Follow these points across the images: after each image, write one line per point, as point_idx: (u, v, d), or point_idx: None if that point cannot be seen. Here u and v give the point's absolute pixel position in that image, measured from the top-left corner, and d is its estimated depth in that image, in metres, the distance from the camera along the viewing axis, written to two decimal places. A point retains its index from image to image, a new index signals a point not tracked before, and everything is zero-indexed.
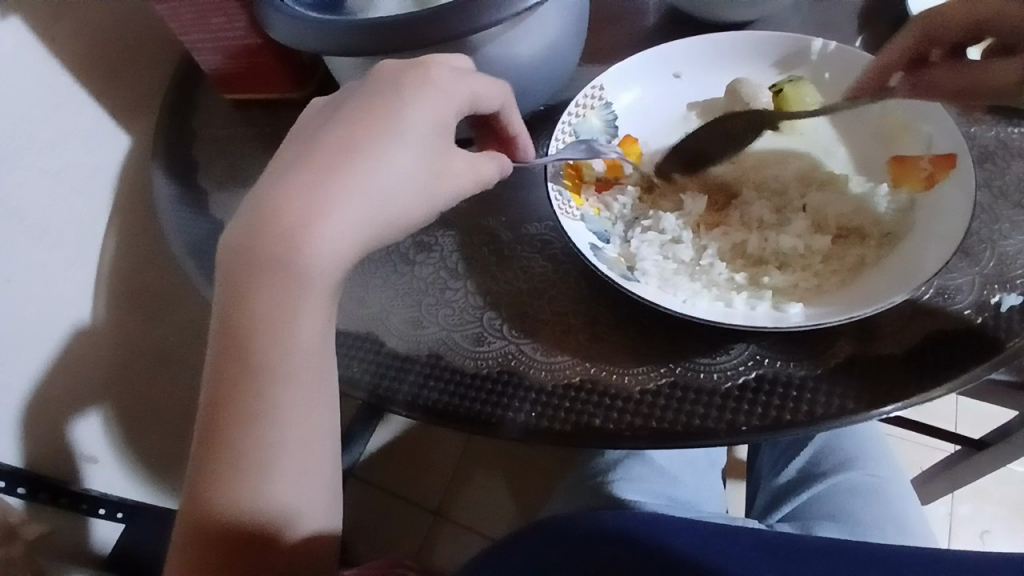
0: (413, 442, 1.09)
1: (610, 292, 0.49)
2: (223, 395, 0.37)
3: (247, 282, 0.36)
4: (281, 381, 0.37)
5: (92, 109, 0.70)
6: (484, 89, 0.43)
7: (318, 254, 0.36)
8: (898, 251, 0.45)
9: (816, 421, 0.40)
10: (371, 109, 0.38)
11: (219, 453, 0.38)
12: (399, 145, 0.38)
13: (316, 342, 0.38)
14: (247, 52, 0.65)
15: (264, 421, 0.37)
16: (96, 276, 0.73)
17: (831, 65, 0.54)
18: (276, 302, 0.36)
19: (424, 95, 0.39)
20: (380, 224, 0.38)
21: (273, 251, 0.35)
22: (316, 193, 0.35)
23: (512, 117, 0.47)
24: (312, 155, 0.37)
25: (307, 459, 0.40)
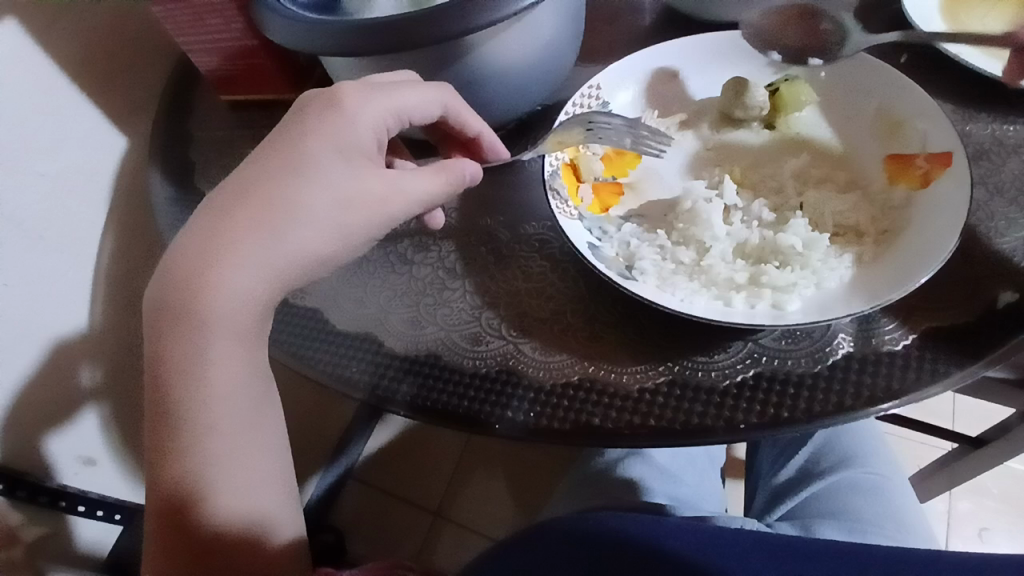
0: (412, 443, 1.09)
1: (608, 291, 0.49)
2: (156, 423, 0.40)
3: (162, 330, 0.40)
4: (198, 404, 0.39)
5: (89, 110, 0.70)
6: (411, 100, 0.47)
7: (218, 292, 0.39)
8: (895, 249, 0.45)
9: (815, 419, 0.40)
10: (284, 152, 0.42)
11: (163, 461, 0.40)
12: (304, 183, 0.41)
13: (237, 371, 0.41)
14: (244, 52, 0.65)
15: (194, 440, 0.40)
16: (93, 278, 0.73)
17: (826, 64, 0.55)
18: (181, 343, 0.39)
19: (336, 126, 0.43)
20: (279, 260, 0.40)
21: (177, 297, 0.39)
22: (240, 242, 0.39)
23: (462, 115, 0.51)
24: (231, 209, 0.40)
25: (263, 454, 0.43)
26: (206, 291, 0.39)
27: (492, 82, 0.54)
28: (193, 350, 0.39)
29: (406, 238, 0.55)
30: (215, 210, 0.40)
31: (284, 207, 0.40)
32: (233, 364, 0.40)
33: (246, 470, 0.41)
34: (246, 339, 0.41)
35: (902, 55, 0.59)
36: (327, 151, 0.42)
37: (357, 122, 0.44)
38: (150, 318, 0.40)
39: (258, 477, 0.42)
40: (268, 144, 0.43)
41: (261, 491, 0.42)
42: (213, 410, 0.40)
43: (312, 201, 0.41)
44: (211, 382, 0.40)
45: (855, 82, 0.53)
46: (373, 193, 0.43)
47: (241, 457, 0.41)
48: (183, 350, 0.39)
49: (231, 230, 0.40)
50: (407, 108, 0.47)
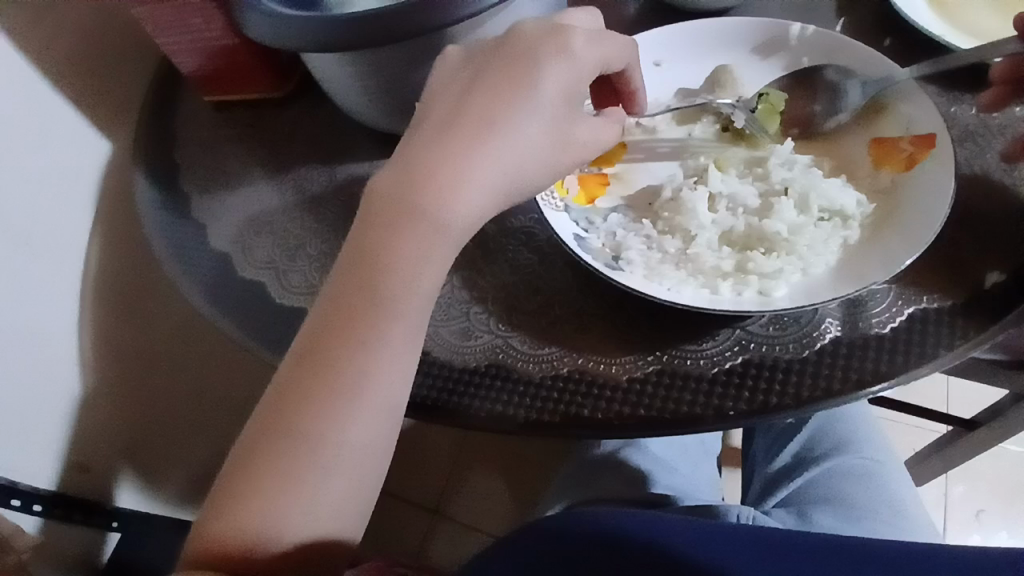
0: (407, 441, 1.09)
1: (594, 282, 0.49)
2: (306, 390, 0.39)
3: (390, 242, 0.40)
4: (371, 376, 0.40)
5: (72, 114, 0.69)
6: (613, 48, 0.45)
7: (454, 212, 0.41)
8: (881, 232, 0.45)
9: (803, 404, 0.41)
10: (503, 96, 0.42)
11: (299, 425, 0.39)
12: (508, 151, 0.42)
13: (412, 338, 0.41)
14: (226, 52, 0.64)
15: (339, 419, 0.39)
16: (79, 284, 0.72)
17: (812, 49, 0.54)
18: (394, 294, 0.40)
19: (558, 65, 0.42)
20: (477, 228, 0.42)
21: (421, 208, 0.40)
22: (464, 204, 0.41)
23: (635, 70, 0.48)
24: (418, 174, 0.41)
25: (389, 443, 0.42)
26: (450, 210, 0.41)
27: None
28: (409, 271, 0.40)
29: None
30: (455, 133, 0.41)
31: (485, 172, 0.41)
32: (415, 329, 0.41)
33: (381, 434, 0.40)
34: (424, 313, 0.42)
35: (886, 39, 0.59)
36: (535, 124, 0.42)
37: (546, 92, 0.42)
38: (382, 226, 0.40)
39: (377, 453, 0.41)
40: (479, 97, 0.42)
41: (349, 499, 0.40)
42: (366, 389, 0.40)
43: (505, 172, 0.42)
44: (419, 310, 0.41)
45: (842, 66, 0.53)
46: (554, 168, 0.44)
47: (380, 416, 0.40)
48: (391, 267, 0.40)
49: (443, 161, 0.40)
50: (610, 55, 0.45)
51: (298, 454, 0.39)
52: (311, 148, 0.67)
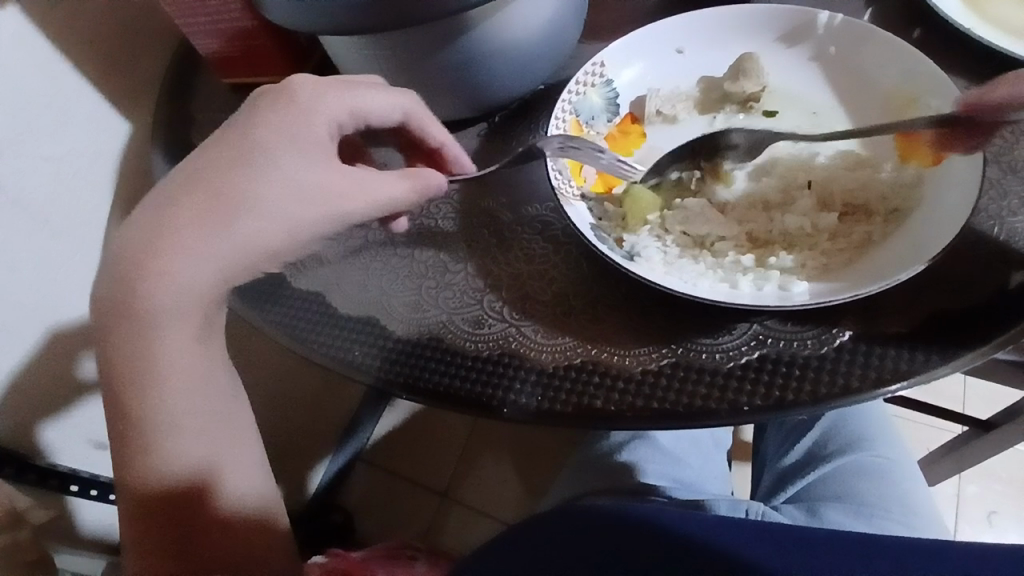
0: (418, 427, 1.10)
1: (610, 273, 0.48)
2: (116, 410, 0.44)
3: (121, 326, 0.43)
4: (154, 390, 0.43)
5: (92, 95, 0.69)
6: (368, 101, 0.47)
7: (171, 285, 0.42)
8: (906, 228, 0.44)
9: (820, 401, 0.40)
10: (229, 160, 0.43)
11: (124, 439, 0.45)
12: (288, 155, 0.43)
13: (195, 361, 0.45)
14: (245, 34, 0.64)
15: (148, 426, 0.44)
16: (97, 264, 0.73)
17: (838, 38, 0.53)
18: (147, 327, 0.43)
19: (294, 121, 0.44)
20: (226, 254, 0.42)
21: (137, 298, 0.42)
22: (187, 238, 0.42)
23: (424, 123, 0.50)
24: (183, 205, 0.42)
25: (205, 422, 0.46)
26: (159, 286, 0.42)
27: (494, 61, 0.53)
28: (149, 339, 0.43)
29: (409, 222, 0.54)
30: (164, 203, 0.43)
31: (234, 198, 0.42)
32: (179, 349, 0.44)
33: (200, 432, 0.45)
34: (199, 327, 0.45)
35: (914, 29, 0.58)
36: (280, 141, 0.43)
37: (308, 116, 0.44)
38: (105, 312, 0.43)
39: (217, 437, 0.46)
40: (216, 136, 0.45)
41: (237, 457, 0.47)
42: (160, 402, 0.44)
43: (264, 192, 0.42)
44: (171, 362, 0.44)
45: (868, 57, 0.52)
46: (316, 187, 0.43)
47: (192, 424, 0.45)
48: (139, 342, 0.43)
49: (177, 221, 0.42)
50: (371, 112, 0.47)
51: (136, 467, 0.44)
52: None
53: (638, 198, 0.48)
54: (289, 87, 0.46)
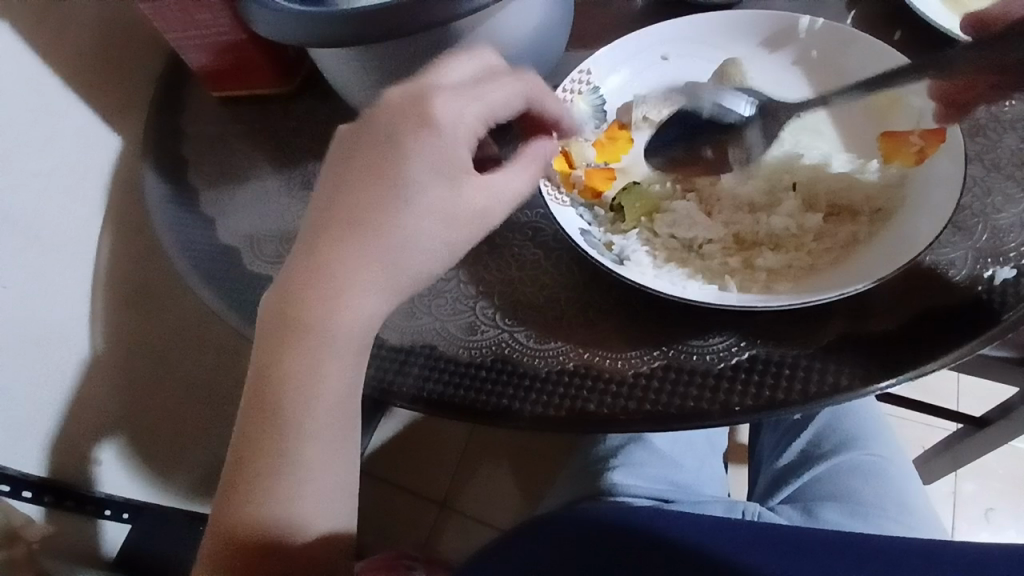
0: (414, 435, 1.10)
1: (601, 277, 0.48)
2: (251, 462, 0.41)
3: (277, 353, 0.40)
4: (305, 411, 0.41)
5: (81, 110, 0.70)
6: (495, 95, 0.44)
7: (336, 315, 0.41)
8: (890, 227, 0.45)
9: (810, 400, 0.40)
10: (377, 182, 0.41)
11: (244, 470, 0.41)
12: (439, 182, 0.41)
13: (343, 387, 0.41)
14: (234, 48, 0.64)
15: (284, 473, 0.40)
16: (91, 281, 0.73)
17: (820, 41, 0.54)
18: (303, 357, 0.40)
19: (432, 141, 0.41)
20: (391, 281, 0.41)
21: (309, 323, 0.40)
22: (352, 266, 0.40)
23: (546, 103, 0.47)
24: (317, 242, 0.41)
25: (348, 455, 0.43)
26: (338, 313, 0.40)
27: None
28: (314, 365, 0.40)
29: None
30: (334, 230, 0.41)
31: (400, 233, 0.41)
32: (337, 374, 0.41)
33: (327, 460, 0.41)
34: (354, 358, 0.42)
35: (895, 31, 0.59)
36: (424, 162, 0.41)
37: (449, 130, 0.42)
38: (271, 336, 0.41)
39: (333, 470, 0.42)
40: (364, 159, 0.42)
41: (334, 496, 0.42)
42: (308, 442, 0.41)
43: (421, 224, 0.41)
44: (313, 391, 0.41)
45: (850, 59, 0.53)
46: (476, 207, 0.42)
47: (322, 453, 0.41)
48: (304, 367, 0.40)
49: (330, 251, 0.41)
50: (496, 104, 0.44)
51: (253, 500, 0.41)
52: (318, 143, 0.67)
53: (631, 207, 0.49)
54: (423, 99, 0.42)
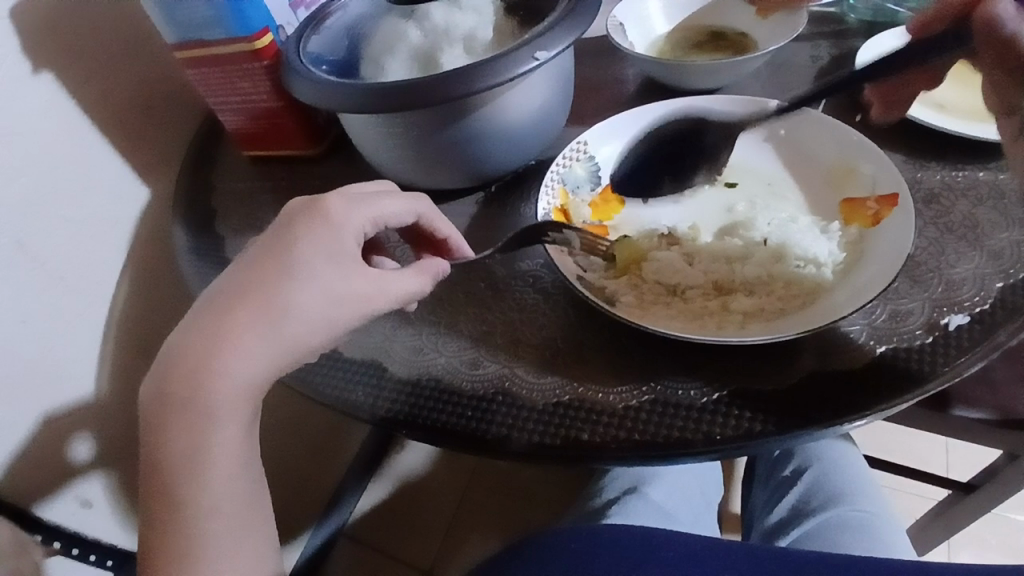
0: (405, 499, 1.15)
1: (594, 318, 0.53)
2: (156, 533, 0.44)
3: (167, 422, 0.43)
4: (200, 478, 0.43)
5: (118, 162, 0.77)
6: (385, 209, 0.51)
7: (223, 383, 0.44)
8: (851, 277, 0.50)
9: (787, 430, 0.44)
10: (264, 265, 0.45)
11: (159, 529, 0.44)
12: (322, 268, 0.46)
13: (234, 452, 0.44)
14: (270, 112, 0.73)
15: (187, 545, 0.43)
16: (105, 319, 0.76)
17: (785, 122, 0.62)
18: (190, 428, 0.43)
19: (322, 234, 0.47)
20: (277, 351, 0.44)
21: (194, 392, 0.43)
22: (241, 339, 0.44)
23: (434, 222, 0.55)
24: (204, 320, 0.45)
25: (245, 524, 0.45)
26: (222, 382, 0.43)
27: (489, 138, 0.61)
28: (204, 432, 0.43)
29: None
30: (222, 309, 0.44)
31: (276, 306, 0.44)
32: (231, 440, 0.44)
33: (231, 514, 0.44)
34: (241, 425, 0.45)
35: (856, 115, 0.69)
36: (312, 250, 0.46)
37: (336, 230, 0.47)
38: (158, 408, 0.44)
39: (243, 520, 0.45)
40: (253, 254, 0.47)
41: (243, 546, 0.45)
42: (202, 511, 0.43)
43: (300, 301, 0.45)
44: (209, 457, 0.43)
45: (812, 136, 0.61)
46: (359, 292, 0.46)
47: (227, 507, 0.44)
48: (192, 434, 0.43)
49: (223, 326, 0.44)
50: (384, 214, 0.52)
51: (165, 555, 0.43)
52: None
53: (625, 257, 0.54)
54: (319, 203, 0.49)
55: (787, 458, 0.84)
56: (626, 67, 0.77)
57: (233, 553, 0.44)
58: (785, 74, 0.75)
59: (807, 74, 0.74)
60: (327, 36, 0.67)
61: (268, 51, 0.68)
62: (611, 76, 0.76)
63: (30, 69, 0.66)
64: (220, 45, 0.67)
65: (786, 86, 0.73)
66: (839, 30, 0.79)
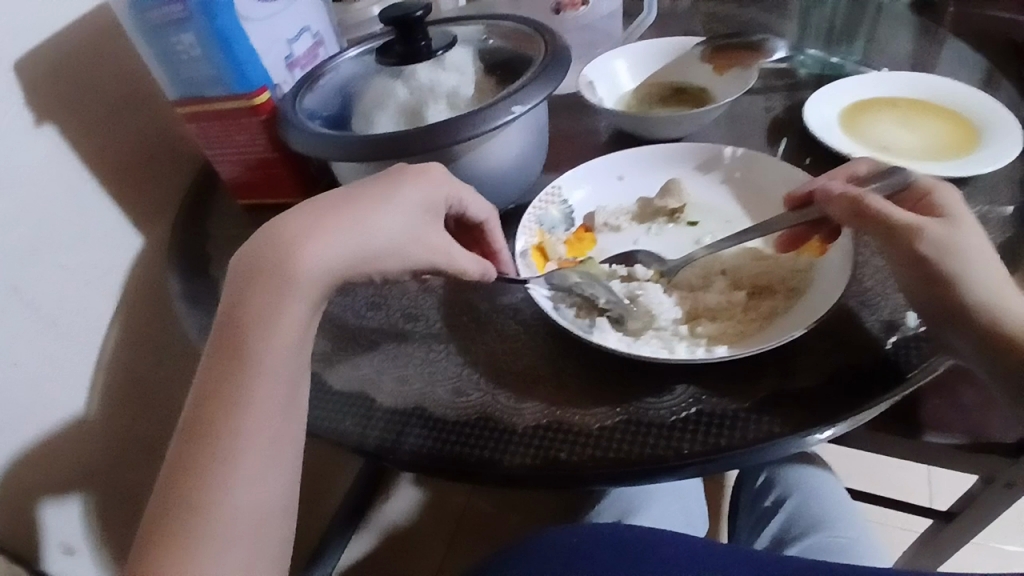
0: (394, 545, 1.15)
1: (569, 346, 0.57)
2: (214, 379, 0.47)
3: (254, 284, 0.48)
4: (267, 344, 0.48)
5: (115, 211, 0.80)
6: (470, 193, 0.58)
7: (306, 266, 0.49)
8: (803, 302, 0.55)
9: (749, 445, 0.47)
10: (371, 187, 0.53)
11: (217, 376, 0.47)
12: (387, 201, 0.52)
13: (290, 339, 0.49)
14: (265, 163, 0.78)
15: (234, 404, 0.46)
16: (95, 362, 0.79)
17: (740, 165, 0.68)
18: (269, 295, 0.48)
19: (421, 180, 0.54)
20: (358, 255, 0.50)
21: (279, 262, 0.48)
22: (331, 231, 0.50)
23: (494, 230, 0.60)
24: (312, 208, 0.51)
25: (285, 408, 0.48)
26: (304, 261, 0.48)
27: (471, 182, 0.66)
28: (279, 306, 0.48)
29: (398, 310, 0.63)
30: (325, 205, 0.51)
31: (342, 227, 0.50)
32: (297, 324, 0.49)
33: (276, 395, 0.47)
34: (291, 341, 0.49)
35: (807, 159, 0.75)
36: (409, 189, 0.53)
37: (434, 180, 0.55)
38: (249, 266, 0.49)
39: (286, 404, 0.48)
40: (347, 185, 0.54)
41: (278, 424, 0.47)
42: (256, 378, 0.47)
43: (363, 226, 0.50)
44: (280, 336, 0.48)
45: (765, 177, 0.66)
46: (436, 246, 0.54)
47: (274, 387, 0.47)
48: (270, 303, 0.48)
49: (323, 217, 0.50)
50: (470, 199, 0.58)
51: (215, 402, 0.46)
52: None
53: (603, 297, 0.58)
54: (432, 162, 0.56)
55: (768, 488, 0.85)
56: (599, 119, 0.84)
57: (268, 426, 0.47)
58: (740, 123, 0.82)
59: (762, 124, 0.81)
60: (321, 93, 0.73)
61: (266, 106, 0.74)
62: (584, 127, 0.83)
63: (33, 120, 0.70)
64: (220, 101, 0.73)
65: (743, 135, 0.80)
66: (792, 83, 0.86)
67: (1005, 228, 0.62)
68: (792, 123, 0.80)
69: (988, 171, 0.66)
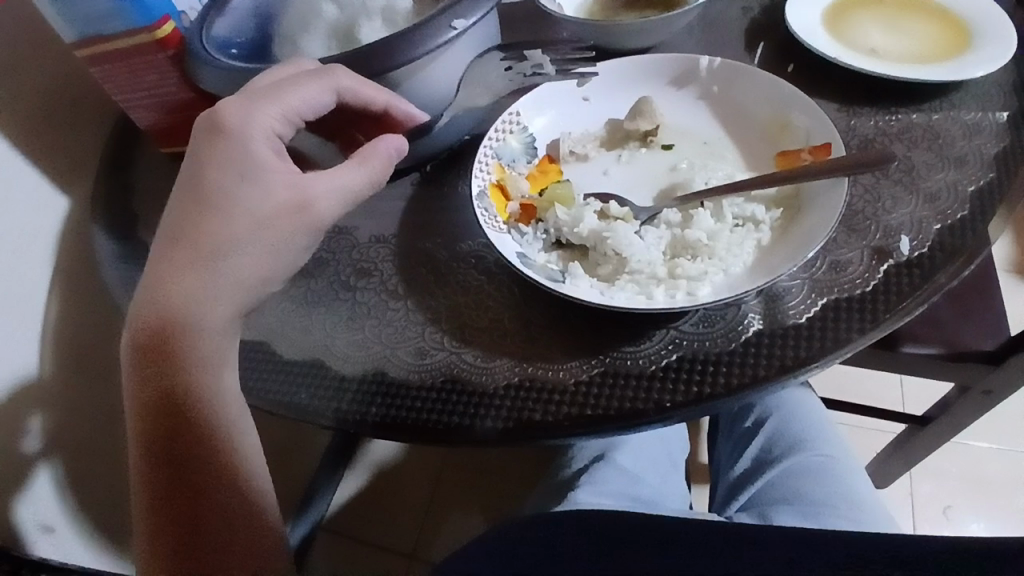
0: (380, 484, 1.14)
1: (539, 296, 0.52)
2: (141, 369, 0.44)
3: (172, 265, 0.45)
4: (189, 316, 0.45)
5: (27, 171, 0.70)
6: (299, 100, 0.49)
7: (226, 233, 0.46)
8: (789, 233, 0.50)
9: (733, 392, 0.44)
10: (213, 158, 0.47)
11: (142, 364, 0.44)
12: (249, 185, 0.47)
13: (217, 308, 0.45)
14: (184, 105, 0.68)
15: (166, 385, 0.44)
16: (35, 342, 0.72)
17: (718, 76, 0.61)
18: (188, 269, 0.45)
19: (252, 133, 0.48)
20: (260, 215, 0.46)
21: (199, 231, 0.46)
22: (235, 194, 0.46)
23: (360, 94, 0.52)
24: (203, 175, 0.47)
25: (224, 379, 0.46)
26: (221, 222, 0.46)
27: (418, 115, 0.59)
28: (197, 274, 0.45)
29: (348, 266, 0.57)
30: (224, 165, 0.47)
31: (225, 196, 0.46)
32: (221, 291, 0.46)
33: (208, 369, 0.45)
34: (222, 306, 0.46)
35: (789, 66, 0.68)
36: (263, 141, 0.48)
37: (264, 118, 0.48)
38: (169, 244, 0.46)
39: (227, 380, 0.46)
40: (183, 191, 0.47)
41: (224, 402, 0.45)
42: (188, 354, 0.44)
43: (239, 225, 0.46)
44: (199, 306, 0.45)
45: (747, 89, 0.60)
46: (294, 196, 0.47)
47: (205, 361, 0.45)
48: (190, 275, 0.45)
49: (222, 181, 0.47)
50: (304, 106, 0.50)
51: (152, 388, 0.44)
52: None
53: (576, 245, 0.53)
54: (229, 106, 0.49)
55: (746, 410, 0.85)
56: (560, 29, 0.74)
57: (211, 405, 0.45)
58: (718, 25, 0.73)
59: (742, 25, 0.73)
60: (234, 15, 0.62)
61: (173, 38, 0.63)
62: (544, 41, 0.74)
63: None
64: (120, 37, 0.61)
65: (721, 39, 0.72)
66: None
67: (1000, 134, 0.57)
68: (775, 22, 0.72)
69: (981, 75, 0.60)
